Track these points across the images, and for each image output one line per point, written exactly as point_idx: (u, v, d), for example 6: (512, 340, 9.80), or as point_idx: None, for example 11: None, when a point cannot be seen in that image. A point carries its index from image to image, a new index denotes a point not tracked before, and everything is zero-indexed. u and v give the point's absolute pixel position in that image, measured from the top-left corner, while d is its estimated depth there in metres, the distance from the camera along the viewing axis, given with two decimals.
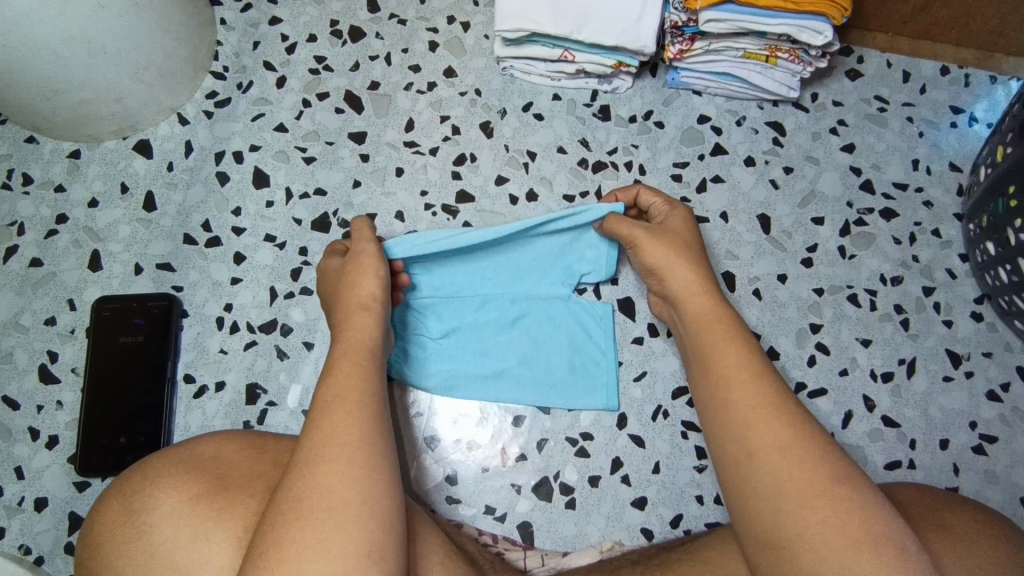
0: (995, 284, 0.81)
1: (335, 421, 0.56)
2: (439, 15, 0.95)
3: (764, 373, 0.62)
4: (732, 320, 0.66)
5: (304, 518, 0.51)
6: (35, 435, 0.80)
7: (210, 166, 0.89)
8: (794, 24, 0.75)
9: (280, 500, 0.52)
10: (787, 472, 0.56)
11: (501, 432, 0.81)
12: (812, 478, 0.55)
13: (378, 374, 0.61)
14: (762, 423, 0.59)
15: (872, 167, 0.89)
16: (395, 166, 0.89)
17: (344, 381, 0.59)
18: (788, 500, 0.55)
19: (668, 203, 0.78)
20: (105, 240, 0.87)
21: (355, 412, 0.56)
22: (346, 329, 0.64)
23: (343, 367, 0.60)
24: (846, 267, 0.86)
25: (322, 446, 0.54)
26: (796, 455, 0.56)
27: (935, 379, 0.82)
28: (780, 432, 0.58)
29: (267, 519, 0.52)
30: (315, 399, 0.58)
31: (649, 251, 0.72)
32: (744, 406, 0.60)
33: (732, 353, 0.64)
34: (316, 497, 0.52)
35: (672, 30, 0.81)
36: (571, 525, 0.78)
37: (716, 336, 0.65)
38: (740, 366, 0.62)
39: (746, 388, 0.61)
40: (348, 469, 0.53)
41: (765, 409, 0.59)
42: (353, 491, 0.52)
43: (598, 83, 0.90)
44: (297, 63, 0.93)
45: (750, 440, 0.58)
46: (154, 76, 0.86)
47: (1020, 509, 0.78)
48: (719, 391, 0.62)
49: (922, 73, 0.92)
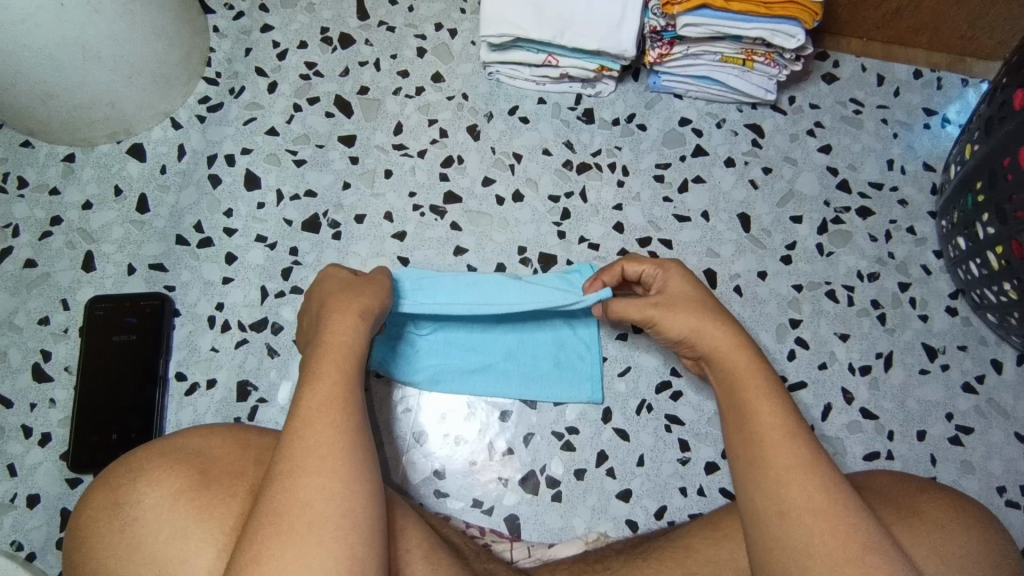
0: (967, 278, 0.83)
1: (317, 432, 0.54)
2: (427, 22, 0.98)
3: (791, 423, 0.59)
4: (756, 364, 0.63)
5: (284, 533, 0.49)
6: (28, 433, 0.81)
7: (202, 168, 0.91)
8: (768, 28, 0.78)
9: (259, 511, 0.51)
10: (821, 538, 0.53)
11: (488, 427, 0.82)
12: (847, 547, 0.52)
13: (361, 379, 0.59)
14: (794, 484, 0.55)
15: (848, 167, 0.92)
16: (384, 168, 0.91)
17: (326, 387, 0.56)
18: (795, 518, 0.54)
19: (663, 262, 0.72)
20: (99, 241, 0.88)
21: (337, 422, 0.55)
22: (330, 328, 0.61)
23: (325, 371, 0.58)
24: (824, 264, 0.88)
25: (303, 458, 0.52)
26: (825, 512, 0.54)
27: (912, 372, 0.84)
28: (810, 490, 0.55)
29: (246, 530, 0.50)
30: (296, 407, 0.56)
31: (675, 326, 0.66)
32: (776, 466, 0.57)
33: (759, 403, 0.60)
34: (296, 511, 0.50)
35: (653, 35, 0.84)
36: (557, 518, 0.79)
37: (744, 390, 0.61)
38: (764, 413, 0.59)
39: (779, 446, 0.57)
40: (329, 483, 0.52)
41: (793, 464, 0.56)
42: (333, 505, 0.51)
43: (582, 88, 0.93)
44: (288, 68, 0.95)
45: (784, 504, 0.55)
46: (147, 81, 0.88)
47: (996, 497, 0.79)
48: (749, 448, 0.59)
49: (896, 76, 0.95)
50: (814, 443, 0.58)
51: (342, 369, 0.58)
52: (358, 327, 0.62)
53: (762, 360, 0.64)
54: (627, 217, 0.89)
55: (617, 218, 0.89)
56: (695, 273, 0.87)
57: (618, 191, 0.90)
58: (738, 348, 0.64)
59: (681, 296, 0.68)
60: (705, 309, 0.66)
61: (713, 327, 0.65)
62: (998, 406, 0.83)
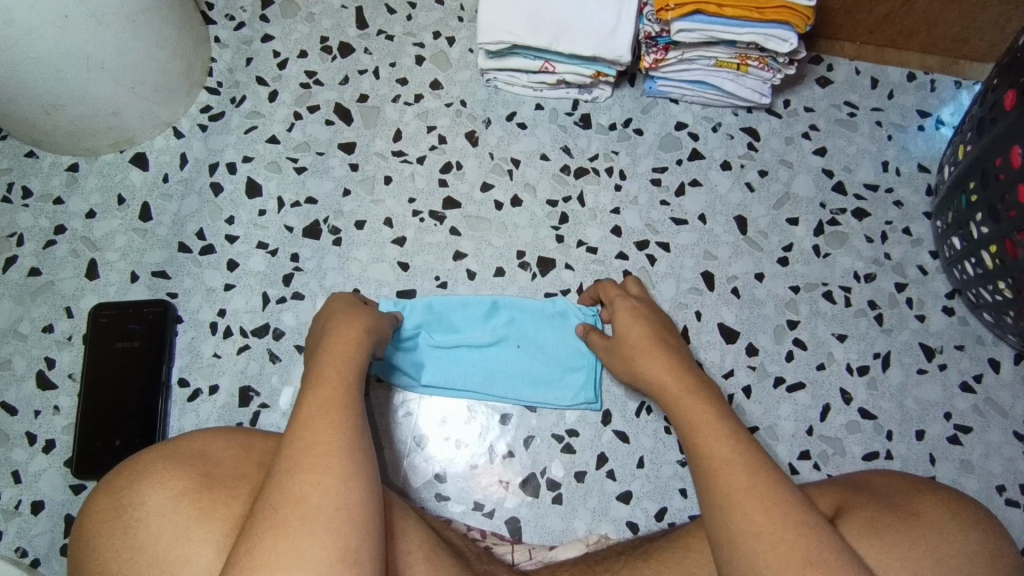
0: (963, 278, 0.84)
1: (317, 430, 0.54)
2: (425, 31, 0.99)
3: (738, 436, 0.59)
4: (699, 384, 0.66)
5: (279, 528, 0.49)
6: (32, 439, 0.81)
7: (204, 176, 0.92)
8: (761, 33, 0.79)
9: (256, 509, 0.51)
10: (763, 546, 0.52)
11: (488, 430, 0.83)
12: (791, 556, 0.51)
13: (360, 386, 0.60)
14: (745, 500, 0.54)
15: (843, 169, 0.92)
16: (384, 175, 0.92)
17: (327, 392, 0.58)
18: (739, 528, 0.53)
19: (626, 297, 0.78)
20: (103, 250, 0.89)
21: (337, 423, 0.55)
22: (332, 340, 0.64)
23: (326, 379, 0.59)
24: (821, 265, 0.89)
25: (301, 455, 0.53)
26: (776, 520, 0.53)
27: (909, 372, 0.85)
28: (760, 501, 0.54)
29: (244, 527, 0.50)
30: (297, 410, 0.57)
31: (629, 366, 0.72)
32: (722, 478, 0.56)
33: (702, 419, 0.62)
34: (292, 505, 0.50)
35: (647, 41, 0.84)
36: (558, 520, 0.79)
37: (692, 410, 0.63)
38: (709, 426, 0.61)
39: (728, 463, 0.57)
40: (325, 478, 0.51)
41: (742, 476, 0.56)
42: (329, 499, 0.51)
43: (579, 93, 0.94)
44: (288, 77, 0.97)
45: (739, 522, 0.53)
46: (150, 91, 0.89)
47: (996, 496, 0.80)
48: (695, 464, 0.59)
49: (890, 79, 0.96)
50: (759, 451, 0.58)
51: (340, 375, 0.60)
52: (360, 340, 0.65)
53: (706, 388, 0.65)
54: (625, 221, 0.90)
55: (615, 222, 0.90)
56: (693, 275, 0.88)
57: (615, 196, 0.91)
58: (679, 374, 0.67)
59: (633, 330, 0.74)
60: (653, 342, 0.71)
61: (659, 357, 0.70)
62: (997, 405, 0.83)
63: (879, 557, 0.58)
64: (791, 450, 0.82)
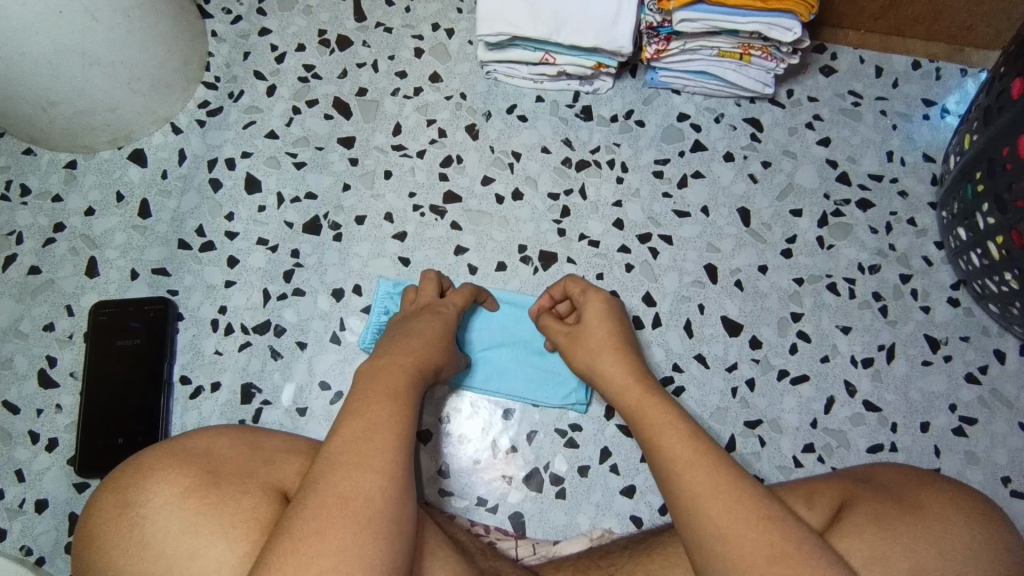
0: (969, 269, 0.83)
1: (383, 433, 0.55)
2: (424, 23, 0.98)
3: (698, 438, 0.59)
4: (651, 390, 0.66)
5: (346, 521, 0.49)
6: (35, 438, 0.81)
7: (203, 173, 0.92)
8: (764, 22, 0.78)
9: (317, 496, 0.51)
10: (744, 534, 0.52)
11: (491, 424, 0.83)
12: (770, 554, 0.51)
13: (416, 396, 0.61)
14: (716, 498, 0.54)
15: (848, 159, 0.92)
16: (383, 169, 0.91)
17: (391, 398, 0.58)
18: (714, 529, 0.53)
19: (592, 290, 0.76)
20: (102, 247, 0.89)
21: (398, 430, 0.56)
22: (397, 349, 0.66)
23: (389, 386, 0.59)
24: (825, 257, 0.88)
25: (367, 452, 0.53)
26: (747, 516, 0.53)
27: (914, 363, 0.84)
28: (725, 501, 0.54)
29: (301, 511, 0.50)
30: (362, 406, 0.57)
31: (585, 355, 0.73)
32: (692, 484, 0.56)
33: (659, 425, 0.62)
34: (359, 503, 0.50)
35: (648, 31, 0.83)
36: (561, 515, 0.79)
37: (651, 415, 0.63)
38: (670, 428, 0.61)
39: (690, 467, 0.57)
40: (387, 482, 0.52)
41: (703, 475, 0.56)
42: (393, 507, 0.51)
43: (580, 85, 0.92)
44: (287, 71, 0.96)
45: (707, 524, 0.54)
46: (147, 86, 0.88)
47: (1001, 488, 0.79)
48: (658, 466, 0.60)
49: (894, 67, 0.95)
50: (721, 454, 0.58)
51: (403, 383, 0.60)
52: (424, 353, 0.66)
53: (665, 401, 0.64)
54: (626, 214, 0.90)
55: (617, 214, 0.89)
56: (696, 268, 0.87)
57: (616, 188, 0.90)
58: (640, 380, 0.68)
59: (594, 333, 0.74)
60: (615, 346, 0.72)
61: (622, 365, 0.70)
62: (1002, 396, 0.83)
63: (884, 552, 0.58)
64: (796, 443, 0.81)
